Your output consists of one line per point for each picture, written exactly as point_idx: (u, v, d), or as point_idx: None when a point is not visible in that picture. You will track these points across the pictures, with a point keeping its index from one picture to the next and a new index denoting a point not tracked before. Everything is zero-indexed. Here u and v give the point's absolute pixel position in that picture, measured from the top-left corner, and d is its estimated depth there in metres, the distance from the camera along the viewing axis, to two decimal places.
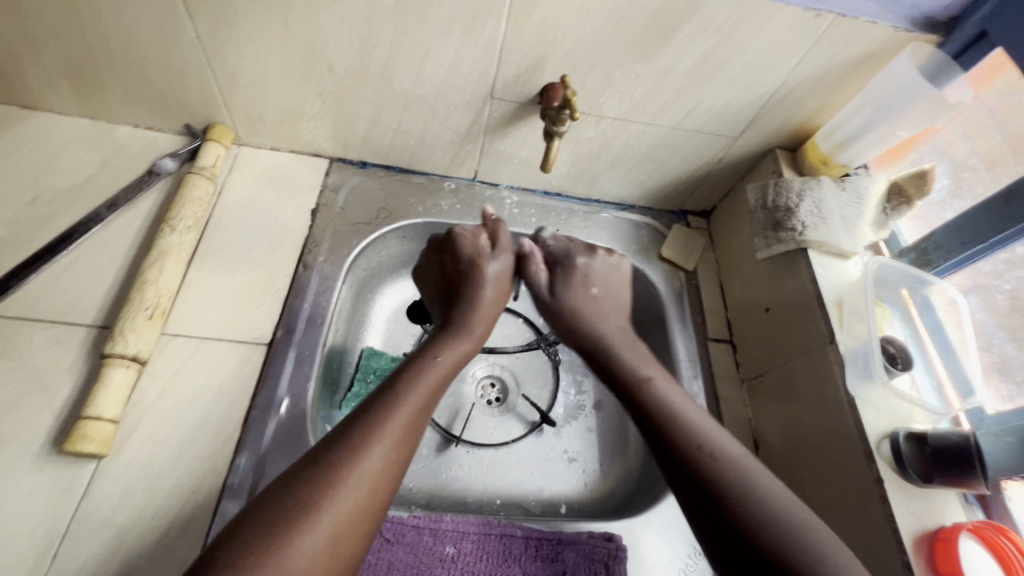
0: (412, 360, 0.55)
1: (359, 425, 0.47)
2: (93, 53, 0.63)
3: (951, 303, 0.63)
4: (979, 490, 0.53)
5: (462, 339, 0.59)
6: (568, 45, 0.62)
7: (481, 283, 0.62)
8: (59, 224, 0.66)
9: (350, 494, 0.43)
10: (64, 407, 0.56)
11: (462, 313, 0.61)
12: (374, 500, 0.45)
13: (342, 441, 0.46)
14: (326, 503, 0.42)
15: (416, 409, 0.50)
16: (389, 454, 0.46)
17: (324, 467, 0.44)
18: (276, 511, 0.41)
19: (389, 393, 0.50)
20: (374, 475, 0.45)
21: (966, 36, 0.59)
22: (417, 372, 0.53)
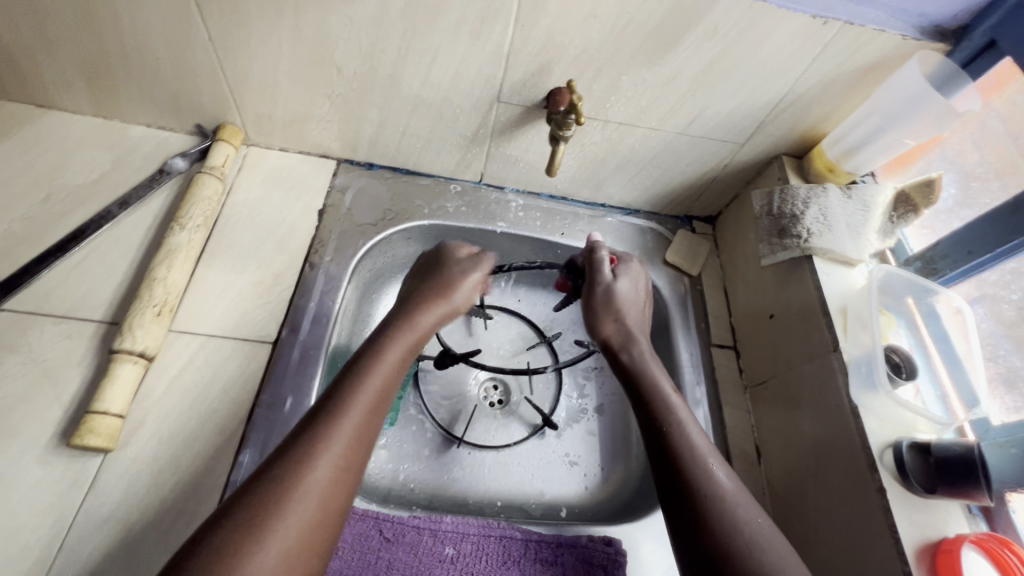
0: (362, 354, 0.53)
1: (304, 433, 0.45)
2: (108, 53, 0.64)
3: (957, 312, 0.63)
4: (983, 502, 0.52)
5: (414, 334, 0.57)
6: (575, 50, 0.62)
7: (451, 283, 0.64)
8: (72, 221, 0.67)
9: (300, 512, 0.41)
10: (72, 401, 0.57)
11: (416, 309, 0.59)
12: (327, 514, 0.42)
13: (286, 452, 0.43)
14: (272, 527, 0.39)
15: (370, 415, 0.48)
16: (339, 461, 0.44)
17: (268, 485, 0.41)
18: (217, 541, 0.38)
19: (337, 392, 0.48)
20: (328, 487, 0.43)
21: (975, 45, 0.59)
22: (366, 369, 0.51)
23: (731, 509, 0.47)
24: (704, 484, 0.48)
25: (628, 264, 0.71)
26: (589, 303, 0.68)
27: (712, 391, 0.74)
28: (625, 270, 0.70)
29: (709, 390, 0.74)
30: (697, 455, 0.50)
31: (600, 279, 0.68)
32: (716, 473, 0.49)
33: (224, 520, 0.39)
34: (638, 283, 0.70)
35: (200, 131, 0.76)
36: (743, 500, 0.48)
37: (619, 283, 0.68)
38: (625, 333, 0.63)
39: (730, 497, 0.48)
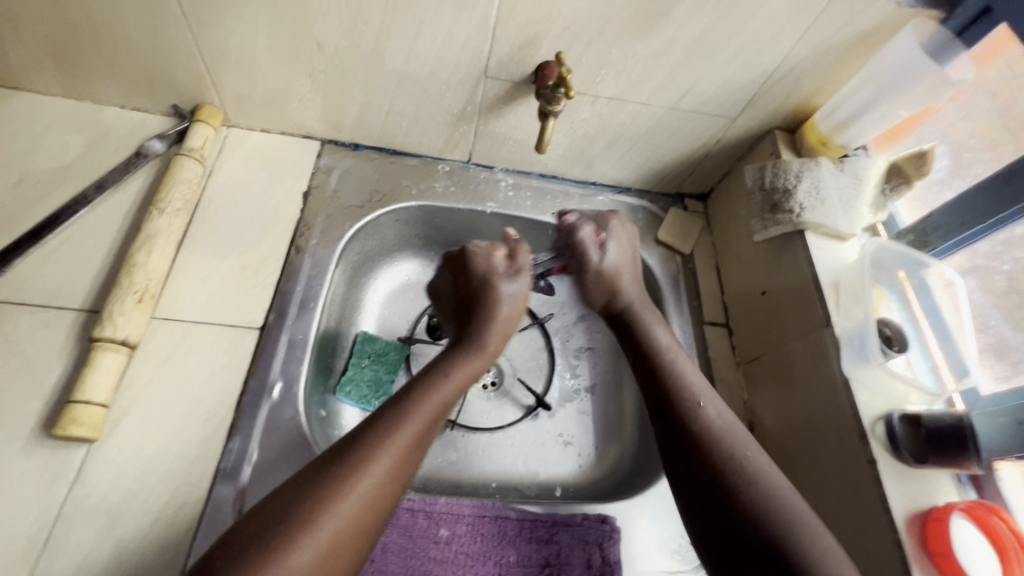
0: (424, 375, 0.56)
1: (362, 439, 0.48)
2: (75, 29, 0.61)
3: (948, 284, 0.63)
4: (972, 469, 0.53)
5: (472, 358, 0.60)
6: (563, 21, 0.60)
7: (497, 301, 0.64)
8: (45, 206, 0.65)
9: (350, 508, 0.44)
10: (53, 392, 0.56)
11: (475, 330, 0.63)
12: (370, 518, 0.45)
13: (344, 454, 0.47)
14: (323, 517, 0.43)
15: (421, 426, 0.51)
16: (390, 470, 0.47)
17: (326, 480, 0.45)
18: (276, 522, 0.42)
19: (395, 409, 0.51)
20: (375, 491, 0.46)
21: (969, 13, 0.57)
22: (425, 390, 0.54)
23: (724, 445, 0.53)
24: (693, 418, 0.55)
25: (607, 231, 0.69)
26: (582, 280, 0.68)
27: (705, 368, 0.74)
28: (612, 239, 0.69)
29: (702, 368, 0.74)
30: (691, 398, 0.56)
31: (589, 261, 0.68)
32: (706, 410, 0.56)
33: (258, 526, 0.42)
34: (625, 250, 0.69)
35: (176, 111, 0.73)
36: (735, 433, 0.54)
37: (607, 258, 0.67)
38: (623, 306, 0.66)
39: (722, 429, 0.54)
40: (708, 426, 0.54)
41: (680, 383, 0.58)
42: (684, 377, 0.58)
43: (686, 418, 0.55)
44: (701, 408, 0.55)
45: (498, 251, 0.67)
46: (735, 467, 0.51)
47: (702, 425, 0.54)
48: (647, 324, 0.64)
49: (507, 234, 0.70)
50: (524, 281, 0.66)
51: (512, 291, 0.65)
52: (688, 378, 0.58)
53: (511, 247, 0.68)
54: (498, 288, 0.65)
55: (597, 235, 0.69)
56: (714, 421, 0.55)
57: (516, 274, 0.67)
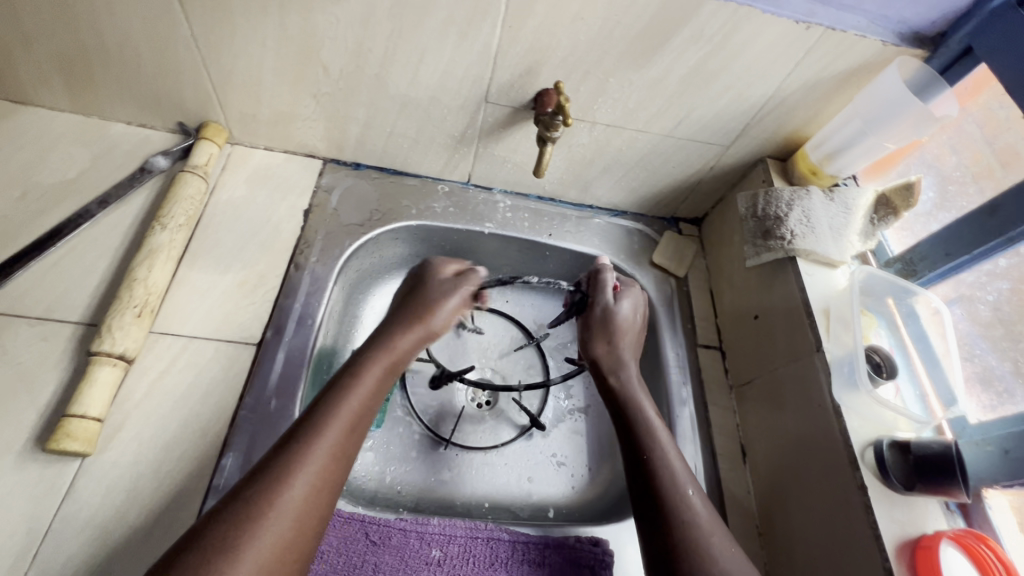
0: (337, 379, 0.53)
1: (276, 459, 0.46)
2: (87, 49, 0.63)
3: (935, 313, 0.64)
4: (959, 498, 0.53)
5: (379, 354, 0.56)
6: (562, 51, 0.62)
7: (421, 305, 0.62)
8: (48, 220, 0.66)
9: (273, 528, 0.42)
10: (49, 405, 0.56)
11: (389, 329, 0.60)
12: (301, 536, 0.44)
13: (258, 477, 0.44)
14: (246, 545, 0.40)
15: (340, 432, 0.49)
16: (312, 483, 0.45)
17: (239, 507, 0.42)
18: (195, 556, 0.39)
19: (308, 422, 0.48)
20: (298, 506, 0.44)
21: (952, 51, 0.60)
22: (339, 394, 0.51)
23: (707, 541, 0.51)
24: (678, 498, 0.53)
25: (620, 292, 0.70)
26: (587, 321, 0.68)
27: (698, 391, 0.74)
28: (628, 293, 0.70)
29: (695, 391, 0.74)
30: (678, 482, 0.55)
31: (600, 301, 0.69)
32: (693, 500, 0.54)
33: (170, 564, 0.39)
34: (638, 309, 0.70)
35: (182, 129, 0.75)
36: (711, 526, 0.52)
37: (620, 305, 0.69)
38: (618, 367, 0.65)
39: (707, 524, 0.52)
40: (696, 518, 0.52)
41: (664, 466, 0.56)
42: (672, 463, 0.56)
43: (671, 507, 0.53)
44: (689, 498, 0.54)
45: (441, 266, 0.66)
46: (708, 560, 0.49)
47: (685, 516, 0.52)
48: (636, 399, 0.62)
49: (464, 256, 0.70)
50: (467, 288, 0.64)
51: (445, 295, 0.63)
52: (674, 465, 0.56)
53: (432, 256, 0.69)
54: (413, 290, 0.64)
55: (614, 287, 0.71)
56: (698, 511, 0.53)
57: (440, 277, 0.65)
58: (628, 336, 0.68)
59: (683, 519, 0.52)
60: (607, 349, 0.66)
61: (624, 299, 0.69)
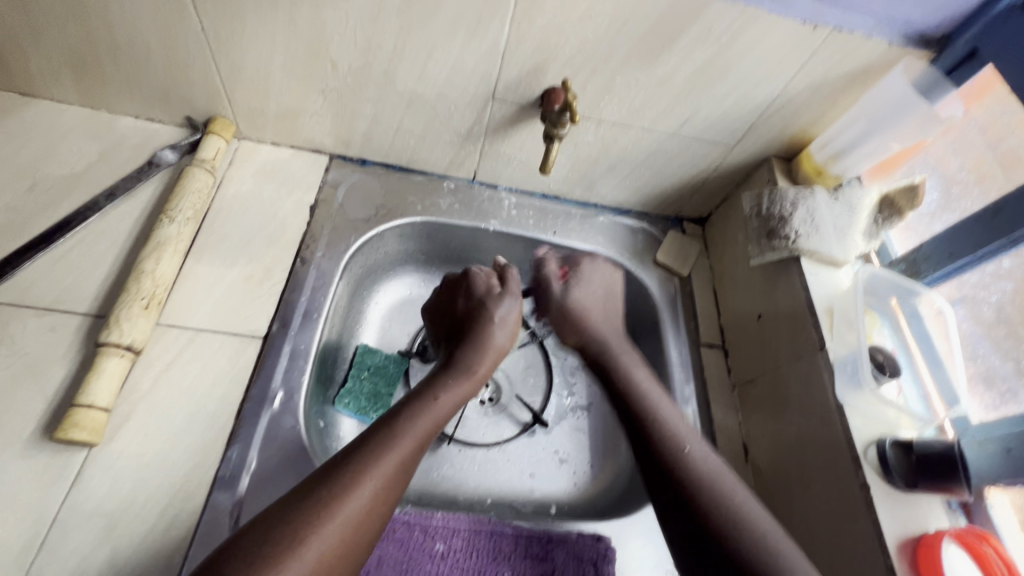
0: (412, 399, 0.57)
1: (348, 462, 0.48)
2: (98, 42, 0.63)
3: (937, 314, 0.65)
4: (961, 495, 0.54)
5: (463, 381, 0.61)
6: (570, 50, 0.62)
7: (490, 327, 0.67)
8: (56, 212, 0.66)
9: (336, 531, 0.44)
10: (56, 395, 0.56)
11: (468, 354, 0.64)
12: (358, 538, 0.45)
13: (330, 476, 0.46)
14: (311, 538, 0.42)
15: (409, 449, 0.51)
16: (379, 492, 0.48)
17: (313, 502, 0.45)
18: (260, 544, 0.41)
19: (386, 432, 0.51)
20: (360, 515, 0.46)
21: (958, 53, 0.60)
22: (412, 412, 0.55)
23: (713, 491, 0.53)
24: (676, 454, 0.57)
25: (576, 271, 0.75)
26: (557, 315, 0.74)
27: (701, 390, 0.74)
28: (579, 277, 0.75)
29: (698, 390, 0.74)
30: (677, 442, 0.58)
31: (553, 292, 0.74)
32: (693, 456, 0.56)
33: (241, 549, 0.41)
34: (596, 288, 0.75)
35: (190, 123, 0.75)
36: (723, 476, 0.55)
37: (571, 294, 0.74)
38: (599, 343, 0.71)
39: (712, 476, 0.55)
40: (697, 471, 0.55)
41: (662, 427, 0.59)
42: (668, 423, 0.60)
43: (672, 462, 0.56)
44: (688, 454, 0.56)
45: (493, 279, 0.70)
46: (728, 507, 0.52)
47: (693, 474, 0.55)
48: (625, 368, 0.67)
49: (497, 261, 0.74)
50: (514, 303, 0.69)
51: (504, 316, 0.68)
52: (671, 425, 0.59)
53: (500, 271, 0.72)
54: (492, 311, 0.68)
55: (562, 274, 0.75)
56: (701, 465, 0.56)
57: (507, 296, 0.69)
58: (595, 312, 0.73)
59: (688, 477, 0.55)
60: (578, 335, 0.72)
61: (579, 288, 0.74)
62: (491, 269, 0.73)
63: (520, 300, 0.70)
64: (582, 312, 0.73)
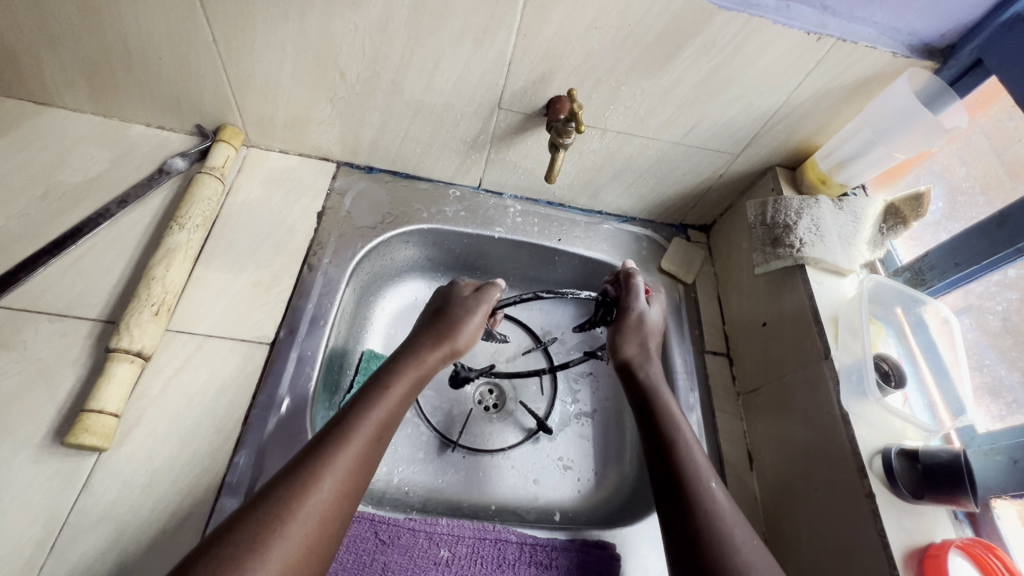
0: (366, 387, 0.55)
1: (304, 460, 0.47)
2: (111, 52, 0.65)
3: (944, 322, 0.65)
4: (968, 507, 0.54)
5: (414, 365, 0.59)
6: (575, 60, 0.63)
7: (448, 321, 0.64)
8: (68, 219, 0.67)
9: (299, 529, 0.43)
10: (67, 400, 0.57)
11: (423, 342, 0.62)
12: (325, 532, 0.45)
13: (287, 476, 0.46)
14: (275, 541, 0.42)
15: (369, 439, 0.50)
16: (338, 487, 0.47)
17: (269, 503, 0.44)
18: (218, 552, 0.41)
19: (337, 426, 0.50)
20: (324, 511, 0.45)
21: (962, 63, 0.61)
22: (366, 402, 0.53)
23: (729, 529, 0.50)
24: (701, 490, 0.52)
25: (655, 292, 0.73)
26: (620, 324, 0.68)
27: (705, 398, 0.75)
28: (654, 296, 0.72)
29: (703, 397, 0.75)
30: (702, 475, 0.54)
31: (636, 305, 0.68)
32: (716, 492, 0.53)
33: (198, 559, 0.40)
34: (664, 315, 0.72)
35: (200, 131, 0.76)
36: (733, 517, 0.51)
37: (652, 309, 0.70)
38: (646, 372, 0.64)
39: (729, 516, 0.51)
40: (716, 506, 0.52)
41: (686, 456, 0.55)
42: (694, 452, 0.56)
43: (694, 494, 0.52)
44: (710, 488, 0.53)
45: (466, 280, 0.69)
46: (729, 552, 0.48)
47: (706, 507, 0.52)
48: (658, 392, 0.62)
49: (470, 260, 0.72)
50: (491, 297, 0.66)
51: (472, 307, 0.65)
52: (695, 456, 0.55)
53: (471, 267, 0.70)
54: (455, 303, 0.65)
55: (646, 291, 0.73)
56: (721, 503, 0.52)
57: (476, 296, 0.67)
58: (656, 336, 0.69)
59: (704, 508, 0.51)
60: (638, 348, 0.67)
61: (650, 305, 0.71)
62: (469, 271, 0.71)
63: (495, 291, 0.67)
64: (643, 331, 0.68)
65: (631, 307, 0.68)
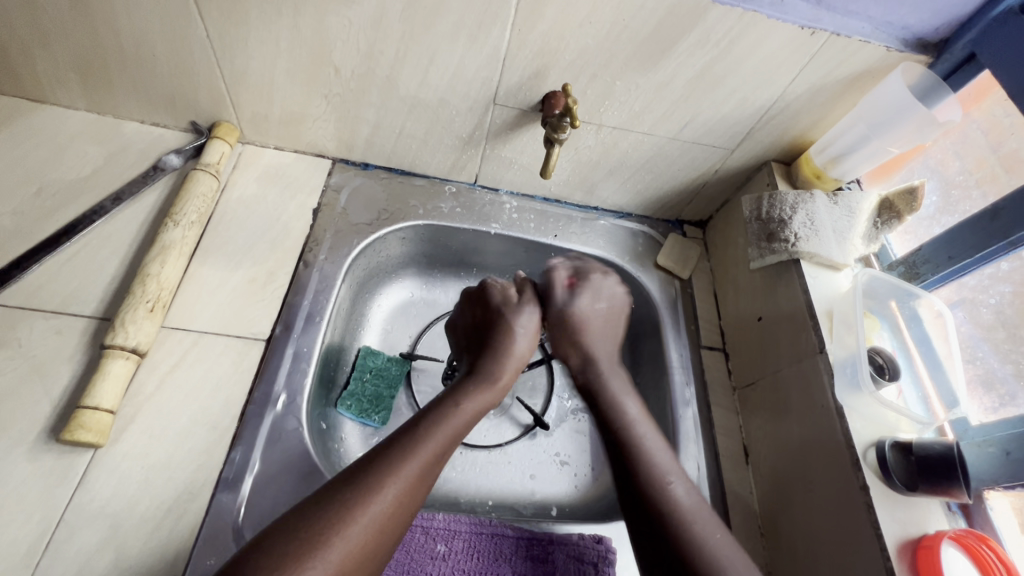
0: (435, 404, 0.57)
1: (373, 464, 0.49)
2: (105, 48, 0.64)
3: (937, 316, 0.65)
4: (961, 499, 0.54)
5: (486, 388, 0.61)
6: (570, 55, 0.63)
7: (514, 337, 0.65)
8: (63, 216, 0.67)
9: (357, 536, 0.45)
10: (62, 397, 0.57)
11: (490, 362, 0.63)
12: (380, 542, 0.46)
13: (355, 480, 0.47)
14: (332, 544, 0.43)
15: (432, 456, 0.52)
16: (397, 500, 0.48)
17: (337, 506, 0.45)
18: (281, 546, 0.43)
19: (409, 437, 0.52)
20: (382, 520, 0.46)
21: (956, 57, 0.61)
22: (437, 418, 0.55)
23: (693, 528, 0.53)
24: (664, 497, 0.55)
25: (585, 281, 0.70)
26: (546, 326, 0.70)
27: (701, 392, 0.75)
28: (586, 286, 0.70)
29: (699, 392, 0.75)
30: (659, 475, 0.56)
31: (555, 302, 0.69)
32: (676, 491, 0.55)
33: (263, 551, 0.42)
34: (599, 301, 0.70)
35: (195, 128, 0.76)
36: (701, 518, 0.54)
37: (577, 305, 0.69)
38: (587, 359, 0.67)
39: (690, 513, 0.54)
40: (677, 505, 0.54)
41: (645, 458, 0.57)
42: (652, 454, 0.58)
43: (657, 498, 0.55)
44: (669, 487, 0.55)
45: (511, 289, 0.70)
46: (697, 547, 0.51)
47: (673, 507, 0.54)
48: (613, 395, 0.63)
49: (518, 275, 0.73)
50: (531, 313, 0.68)
51: (525, 328, 0.67)
52: (655, 457, 0.57)
53: (517, 285, 0.71)
54: (514, 324, 0.67)
55: (570, 282, 0.70)
56: (682, 500, 0.55)
57: (528, 310, 0.69)
58: (593, 330, 0.68)
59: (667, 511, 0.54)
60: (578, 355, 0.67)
61: (581, 299, 0.69)
62: (507, 281, 0.72)
63: (552, 308, 0.69)
64: (577, 327, 0.68)
65: (552, 306, 0.69)
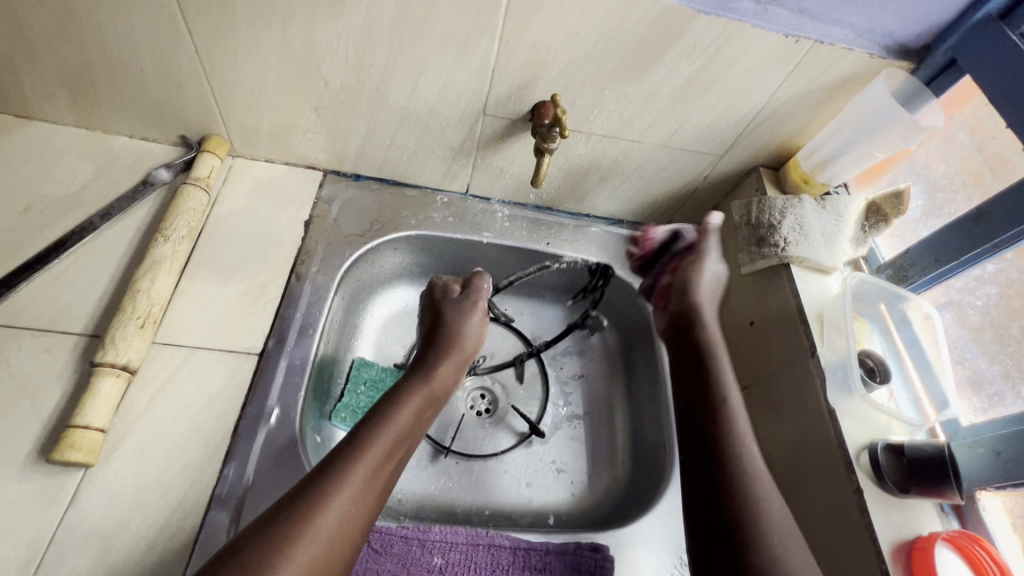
0: (378, 405, 0.57)
1: (321, 474, 0.48)
2: (93, 63, 0.64)
3: (925, 318, 0.67)
4: (953, 499, 0.55)
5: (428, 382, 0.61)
6: (558, 65, 0.64)
7: (460, 332, 0.67)
8: (50, 233, 0.66)
9: (309, 549, 0.44)
10: (51, 416, 0.56)
11: (432, 360, 0.64)
12: (337, 552, 0.45)
13: (306, 490, 0.46)
14: (282, 560, 0.42)
15: (380, 456, 0.51)
16: (349, 506, 0.47)
17: (288, 521, 0.44)
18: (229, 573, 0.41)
19: (352, 443, 0.51)
20: (334, 530, 0.45)
21: (937, 63, 0.62)
22: (382, 417, 0.54)
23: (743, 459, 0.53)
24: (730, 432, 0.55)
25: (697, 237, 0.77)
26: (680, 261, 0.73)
27: None
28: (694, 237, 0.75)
29: None
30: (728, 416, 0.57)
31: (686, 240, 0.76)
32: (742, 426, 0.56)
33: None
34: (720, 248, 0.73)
35: (185, 142, 0.75)
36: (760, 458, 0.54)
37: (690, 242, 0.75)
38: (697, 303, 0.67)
39: (748, 448, 0.54)
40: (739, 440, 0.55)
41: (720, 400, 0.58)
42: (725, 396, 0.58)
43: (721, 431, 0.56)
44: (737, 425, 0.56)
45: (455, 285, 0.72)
46: (750, 481, 0.52)
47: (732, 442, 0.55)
48: None
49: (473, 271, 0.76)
50: (479, 309, 0.70)
51: (473, 322, 0.69)
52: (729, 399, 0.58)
53: (467, 279, 0.74)
54: (462, 318, 0.68)
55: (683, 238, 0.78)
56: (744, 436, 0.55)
57: (472, 302, 0.71)
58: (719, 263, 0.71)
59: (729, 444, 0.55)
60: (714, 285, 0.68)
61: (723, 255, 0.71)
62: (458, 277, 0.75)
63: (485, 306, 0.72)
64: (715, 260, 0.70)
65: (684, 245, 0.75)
